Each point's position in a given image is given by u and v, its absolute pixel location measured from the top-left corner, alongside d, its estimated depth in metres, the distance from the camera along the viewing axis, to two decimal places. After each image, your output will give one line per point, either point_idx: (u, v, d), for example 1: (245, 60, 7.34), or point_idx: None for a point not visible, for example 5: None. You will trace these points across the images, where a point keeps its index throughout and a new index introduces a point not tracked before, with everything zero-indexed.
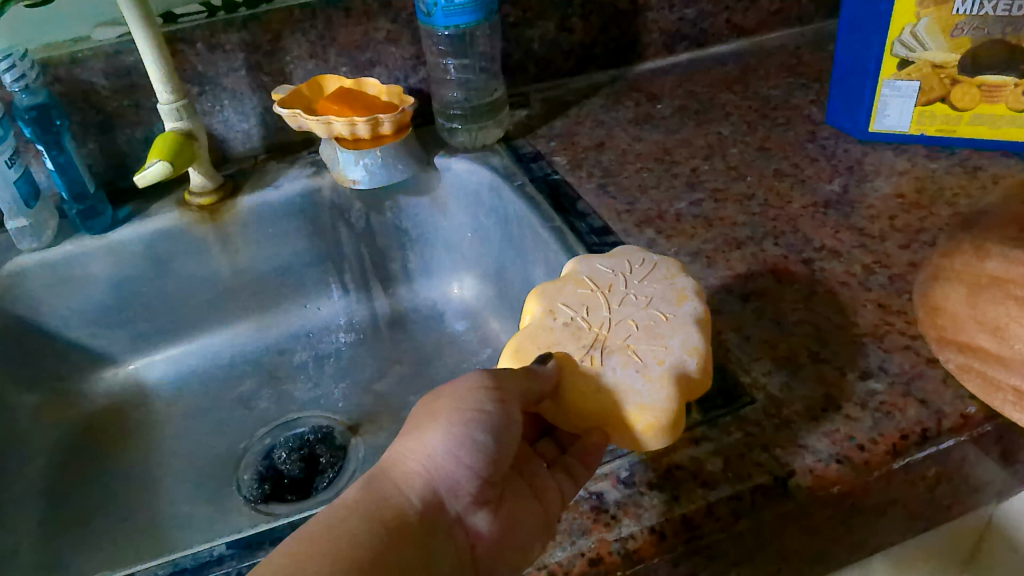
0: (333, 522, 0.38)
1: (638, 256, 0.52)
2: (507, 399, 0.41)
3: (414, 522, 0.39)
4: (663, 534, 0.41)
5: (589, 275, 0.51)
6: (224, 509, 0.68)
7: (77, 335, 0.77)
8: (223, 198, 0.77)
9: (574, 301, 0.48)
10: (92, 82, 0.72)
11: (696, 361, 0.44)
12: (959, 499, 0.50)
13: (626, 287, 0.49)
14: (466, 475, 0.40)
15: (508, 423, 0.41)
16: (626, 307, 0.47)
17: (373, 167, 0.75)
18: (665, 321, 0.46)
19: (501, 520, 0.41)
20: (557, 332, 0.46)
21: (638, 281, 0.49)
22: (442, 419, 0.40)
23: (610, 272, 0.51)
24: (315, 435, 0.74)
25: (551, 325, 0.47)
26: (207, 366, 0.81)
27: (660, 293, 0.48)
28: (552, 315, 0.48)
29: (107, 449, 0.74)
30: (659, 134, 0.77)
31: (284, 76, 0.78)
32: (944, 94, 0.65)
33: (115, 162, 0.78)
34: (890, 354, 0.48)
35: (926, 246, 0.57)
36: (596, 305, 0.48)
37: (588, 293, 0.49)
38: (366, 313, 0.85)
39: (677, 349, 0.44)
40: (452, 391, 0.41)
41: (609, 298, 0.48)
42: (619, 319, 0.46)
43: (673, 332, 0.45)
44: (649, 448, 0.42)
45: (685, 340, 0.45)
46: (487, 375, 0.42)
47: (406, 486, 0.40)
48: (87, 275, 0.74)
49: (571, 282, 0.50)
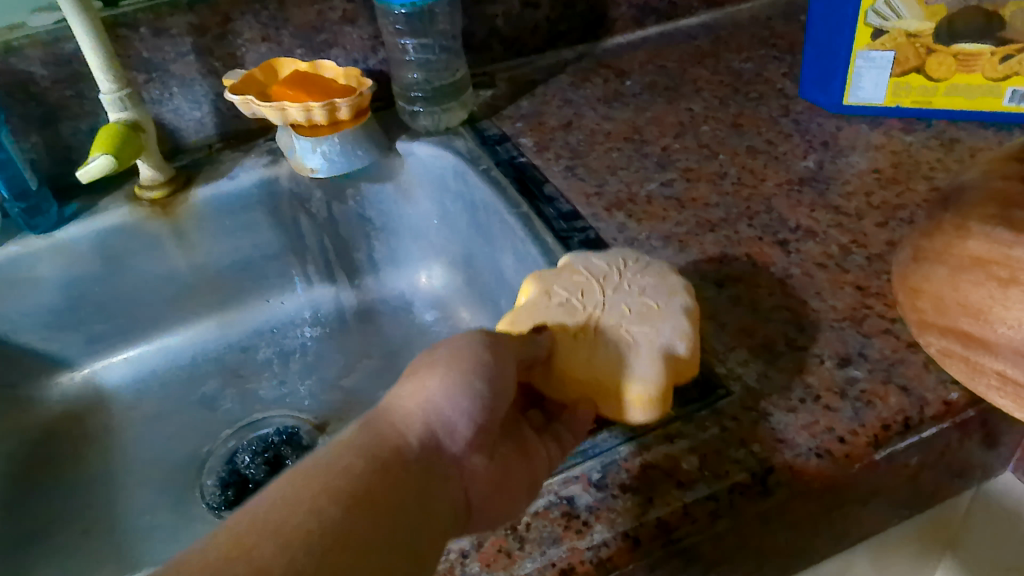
0: (329, 461, 0.34)
1: (633, 253, 0.50)
2: (503, 354, 0.39)
3: (414, 464, 0.35)
4: (637, 540, 0.39)
5: (583, 265, 0.48)
6: (187, 516, 0.65)
7: (27, 340, 0.73)
8: (175, 191, 0.73)
9: (569, 286, 0.47)
10: (30, 72, 0.68)
11: (685, 344, 0.43)
12: (941, 485, 0.49)
13: (620, 278, 0.47)
14: (467, 421, 0.37)
15: (505, 375, 0.39)
16: (619, 294, 0.46)
17: (331, 154, 0.72)
18: (656, 310, 0.44)
19: (496, 469, 0.38)
20: (550, 315, 0.45)
21: (632, 272, 0.47)
22: (441, 366, 0.38)
23: (606, 264, 0.48)
24: (279, 436, 0.71)
25: (546, 306, 0.46)
26: (169, 367, 0.79)
27: (653, 284, 0.46)
28: (548, 297, 0.46)
29: (63, 458, 0.71)
30: (628, 112, 0.74)
31: (236, 60, 0.75)
32: (920, 64, 0.62)
33: (60, 155, 0.74)
34: (870, 338, 0.47)
35: (904, 224, 0.55)
36: (590, 290, 0.46)
37: (584, 279, 0.47)
38: (332, 305, 0.82)
39: (667, 333, 0.43)
40: (448, 344, 0.39)
41: (604, 284, 0.46)
42: (613, 303, 0.45)
43: (663, 319, 0.44)
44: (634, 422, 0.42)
45: (674, 325, 0.43)
46: (482, 332, 0.40)
47: (404, 428, 0.36)
48: (36, 277, 0.70)
49: (566, 271, 0.48)
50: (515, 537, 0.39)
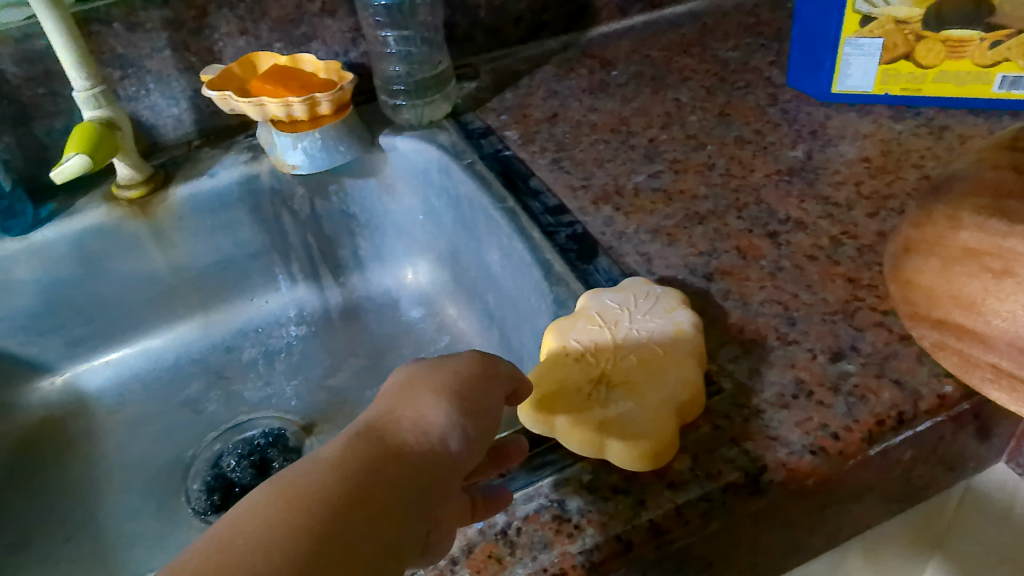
0: (312, 482, 0.32)
1: (643, 287, 0.49)
2: (489, 384, 0.39)
3: (393, 486, 0.33)
4: (630, 543, 0.38)
5: (597, 310, 0.47)
6: (172, 522, 0.64)
7: (5, 345, 0.71)
8: (154, 190, 0.71)
9: (583, 337, 0.45)
10: (1, 70, 0.66)
11: (690, 394, 0.42)
12: (934, 478, 0.48)
13: (630, 323, 0.46)
14: (448, 446, 0.36)
15: (487, 404, 0.38)
16: (629, 343, 0.45)
17: (313, 150, 0.70)
18: (662, 358, 0.44)
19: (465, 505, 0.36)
20: (567, 370, 0.44)
21: (642, 315, 0.46)
22: (431, 393, 0.37)
23: (618, 307, 0.47)
24: (265, 438, 0.70)
25: (562, 362, 0.44)
26: (151, 369, 0.77)
27: (661, 328, 0.45)
28: (564, 353, 0.45)
29: (45, 465, 0.70)
30: (614, 103, 0.73)
31: (213, 55, 0.73)
32: (908, 51, 0.62)
33: (35, 155, 0.72)
34: (862, 331, 0.46)
35: (895, 214, 0.54)
36: (602, 341, 0.45)
37: (597, 328, 0.46)
38: (317, 304, 0.81)
39: (672, 384, 0.42)
40: (441, 374, 0.39)
41: (615, 332, 0.45)
42: (623, 355, 0.44)
43: (669, 367, 0.43)
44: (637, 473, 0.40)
45: (679, 374, 0.42)
46: (475, 363, 0.40)
47: (390, 449, 0.35)
48: (12, 280, 0.69)
49: (580, 318, 0.47)
50: (505, 542, 0.38)
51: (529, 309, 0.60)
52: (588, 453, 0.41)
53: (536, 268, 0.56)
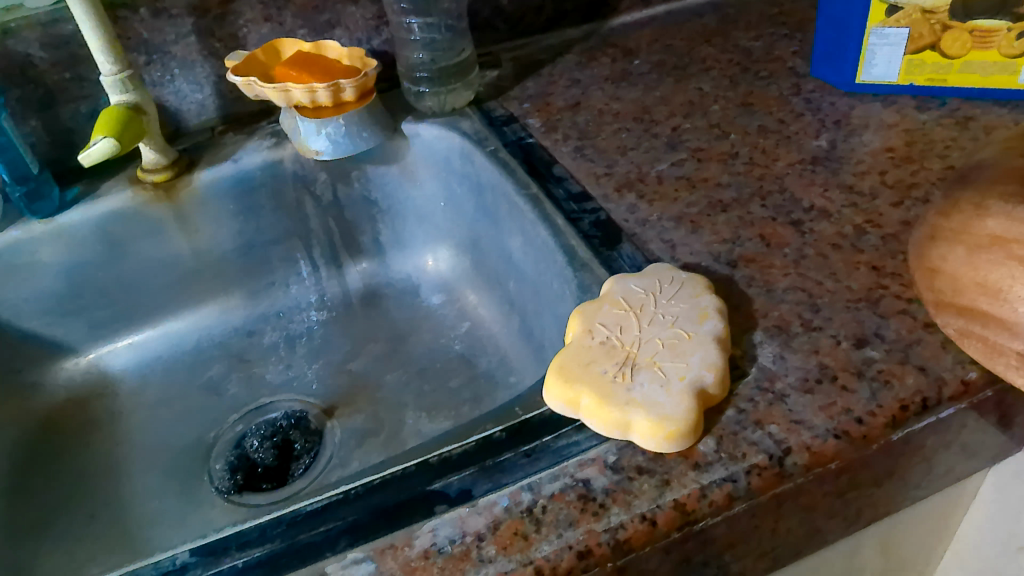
0: None
1: (668, 273, 0.49)
2: None
3: None
4: (655, 523, 0.38)
5: (621, 294, 0.48)
6: (195, 501, 0.66)
7: (31, 326, 0.72)
8: (178, 174, 0.72)
9: (609, 321, 0.46)
10: (28, 54, 0.67)
11: (714, 376, 0.42)
12: (955, 466, 0.48)
13: (655, 308, 0.46)
14: None
15: None
16: (654, 326, 0.45)
17: (336, 136, 0.70)
18: (686, 340, 0.44)
19: None
20: (593, 351, 0.44)
21: (666, 300, 0.47)
22: None
23: (642, 291, 0.48)
24: (287, 421, 0.71)
25: (587, 344, 0.45)
26: (173, 352, 0.78)
27: (685, 312, 0.46)
28: (590, 335, 0.45)
29: (69, 444, 0.71)
30: (636, 92, 0.73)
31: (237, 41, 0.74)
32: (934, 42, 0.62)
33: (60, 139, 0.73)
34: (886, 319, 0.46)
35: (919, 203, 0.54)
36: (627, 324, 0.45)
37: (622, 312, 0.46)
38: (338, 289, 0.81)
39: (696, 365, 0.42)
40: None
41: (639, 316, 0.46)
42: (648, 338, 0.44)
43: (694, 350, 0.43)
44: (664, 453, 0.41)
45: (703, 356, 0.43)
46: None
47: None
48: (38, 262, 0.70)
49: (606, 303, 0.47)
50: (531, 519, 0.39)
51: (552, 294, 0.60)
52: (613, 432, 0.41)
53: (560, 254, 0.56)
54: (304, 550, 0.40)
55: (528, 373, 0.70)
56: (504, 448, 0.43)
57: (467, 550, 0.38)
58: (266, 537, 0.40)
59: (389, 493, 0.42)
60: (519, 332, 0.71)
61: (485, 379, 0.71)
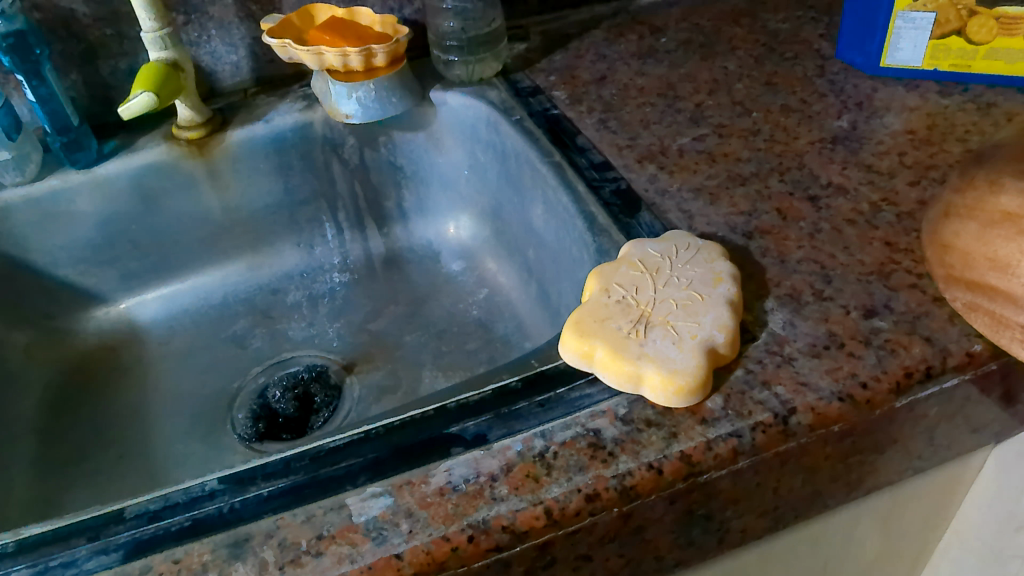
0: None
1: (686, 240, 0.51)
2: None
3: None
4: (661, 472, 0.40)
5: (638, 257, 0.49)
6: (218, 447, 0.68)
7: (66, 274, 0.75)
8: (212, 132, 0.74)
9: (625, 281, 0.47)
10: (72, 9, 0.69)
11: (725, 336, 0.43)
12: (957, 439, 0.50)
13: (671, 271, 0.48)
14: None
15: None
16: (669, 287, 0.47)
17: (367, 100, 0.72)
18: (699, 301, 0.45)
19: None
20: (609, 308, 0.46)
21: (682, 264, 0.48)
22: None
23: (659, 255, 0.49)
24: (309, 373, 0.74)
25: (604, 302, 0.46)
26: (200, 305, 0.80)
27: (699, 276, 0.47)
28: (606, 293, 0.47)
29: (99, 389, 0.73)
30: (662, 68, 0.74)
31: (273, 5, 0.75)
32: (960, 27, 0.62)
33: (100, 94, 0.75)
34: (896, 291, 0.47)
35: (936, 184, 0.55)
36: (643, 284, 0.47)
37: (638, 273, 0.48)
38: (361, 253, 0.84)
39: (708, 325, 0.44)
40: None
41: (655, 278, 0.47)
42: (663, 298, 0.46)
43: (706, 311, 0.45)
44: (674, 407, 0.42)
45: (715, 316, 0.44)
46: None
47: None
48: (75, 211, 0.72)
49: (623, 264, 0.49)
50: (543, 464, 0.41)
51: (570, 259, 0.62)
52: (624, 385, 0.43)
53: (580, 219, 0.58)
54: (326, 481, 0.42)
55: (543, 338, 0.72)
56: (519, 397, 0.45)
57: (480, 488, 0.40)
58: (290, 469, 0.43)
59: (409, 433, 0.44)
60: (537, 299, 0.73)
61: (501, 343, 0.74)
